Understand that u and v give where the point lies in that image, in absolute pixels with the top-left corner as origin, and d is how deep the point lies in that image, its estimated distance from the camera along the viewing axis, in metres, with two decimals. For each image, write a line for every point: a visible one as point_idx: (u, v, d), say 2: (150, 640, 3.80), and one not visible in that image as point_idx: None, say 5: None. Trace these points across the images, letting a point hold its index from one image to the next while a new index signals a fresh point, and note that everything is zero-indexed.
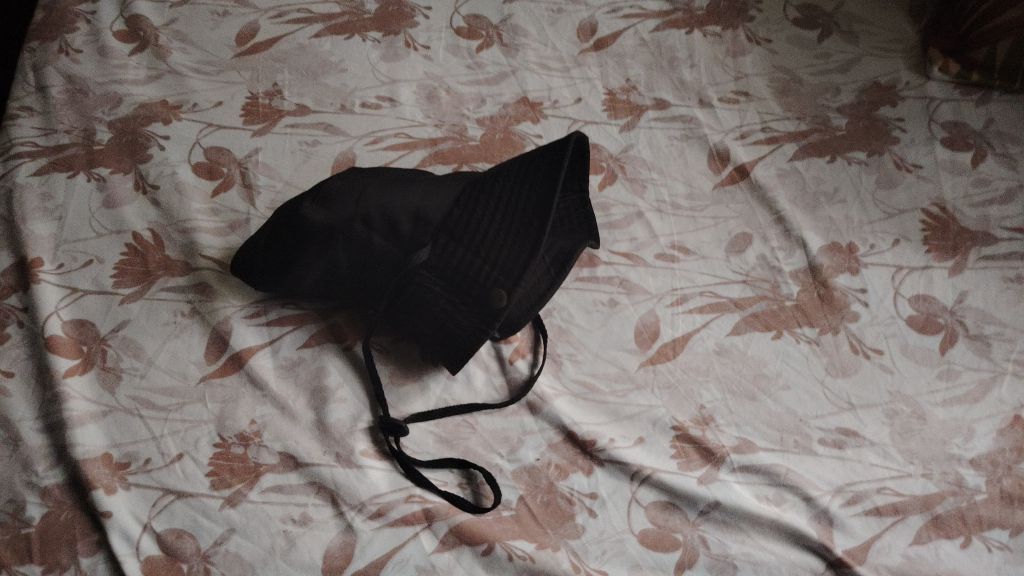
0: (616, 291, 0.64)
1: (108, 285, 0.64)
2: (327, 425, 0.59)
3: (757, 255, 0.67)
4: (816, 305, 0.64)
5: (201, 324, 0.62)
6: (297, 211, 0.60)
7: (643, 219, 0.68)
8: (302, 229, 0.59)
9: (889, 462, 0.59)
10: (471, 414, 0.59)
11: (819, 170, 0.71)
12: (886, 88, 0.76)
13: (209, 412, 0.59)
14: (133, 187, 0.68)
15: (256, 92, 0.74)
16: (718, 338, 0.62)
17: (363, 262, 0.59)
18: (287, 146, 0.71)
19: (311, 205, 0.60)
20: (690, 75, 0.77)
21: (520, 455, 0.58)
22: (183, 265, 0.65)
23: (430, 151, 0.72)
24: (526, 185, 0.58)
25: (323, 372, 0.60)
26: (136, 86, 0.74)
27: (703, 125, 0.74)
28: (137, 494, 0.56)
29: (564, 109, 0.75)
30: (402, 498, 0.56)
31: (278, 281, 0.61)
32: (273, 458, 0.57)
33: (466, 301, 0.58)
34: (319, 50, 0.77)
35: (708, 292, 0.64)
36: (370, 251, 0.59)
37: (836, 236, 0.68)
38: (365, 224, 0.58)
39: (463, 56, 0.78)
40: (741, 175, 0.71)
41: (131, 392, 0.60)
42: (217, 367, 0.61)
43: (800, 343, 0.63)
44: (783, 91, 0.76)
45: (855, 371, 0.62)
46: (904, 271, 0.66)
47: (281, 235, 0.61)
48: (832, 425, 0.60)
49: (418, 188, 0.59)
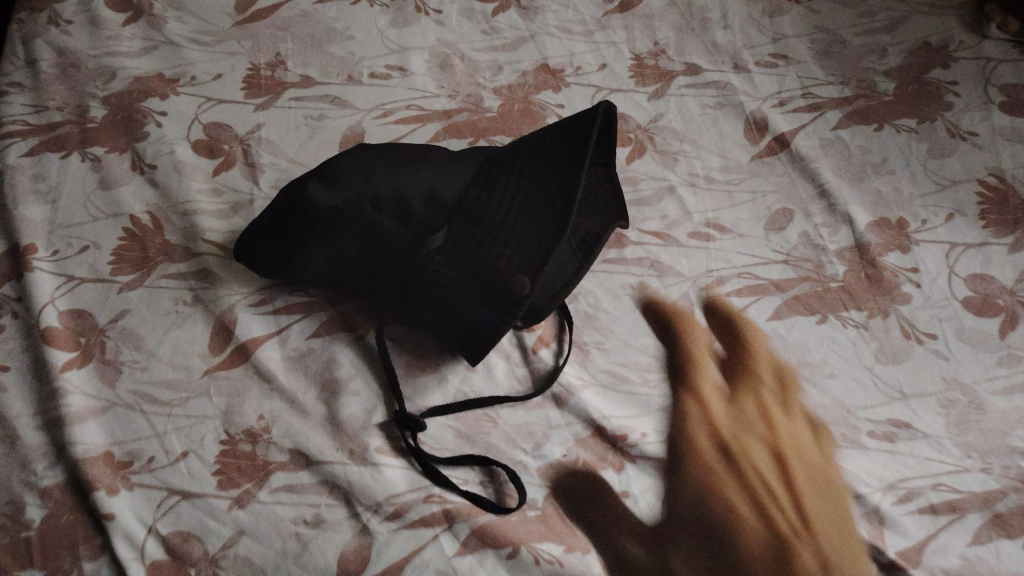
0: (646, 273, 0.60)
1: (105, 272, 0.60)
2: (339, 419, 0.55)
3: (799, 233, 0.62)
4: (863, 286, 0.59)
5: (204, 313, 0.58)
6: (301, 194, 0.56)
7: (675, 195, 0.64)
8: (307, 213, 0.56)
9: (945, 456, 0.53)
10: (492, 408, 0.55)
11: (865, 139, 0.66)
12: (938, 49, 0.70)
13: (215, 407, 0.55)
14: (130, 168, 0.64)
15: (258, 63, 0.70)
16: (757, 323, 0.58)
17: (372, 247, 0.56)
18: (291, 121, 0.67)
19: (315, 186, 0.56)
20: (723, 37, 0.72)
21: (545, 451, 0.53)
22: (184, 250, 0.61)
23: (444, 124, 0.67)
24: (546, 164, 0.55)
25: (334, 363, 0.57)
26: (130, 58, 0.70)
27: (738, 92, 0.68)
28: (140, 494, 0.51)
29: (587, 75, 0.70)
30: (420, 497, 0.51)
31: (284, 269, 0.58)
32: (283, 456, 0.53)
33: (484, 291, 0.54)
34: (324, 16, 0.73)
35: (746, 273, 0.60)
36: (382, 234, 0.55)
37: (885, 211, 0.63)
38: (375, 206, 0.55)
39: (478, 21, 0.73)
40: (780, 146, 0.66)
41: (131, 386, 0.56)
42: (222, 359, 0.57)
43: (847, 328, 0.58)
44: (825, 54, 0.71)
45: (906, 358, 0.57)
46: (958, 248, 0.61)
47: (284, 221, 0.57)
48: (883, 417, 0.55)
49: (428, 167, 0.56)
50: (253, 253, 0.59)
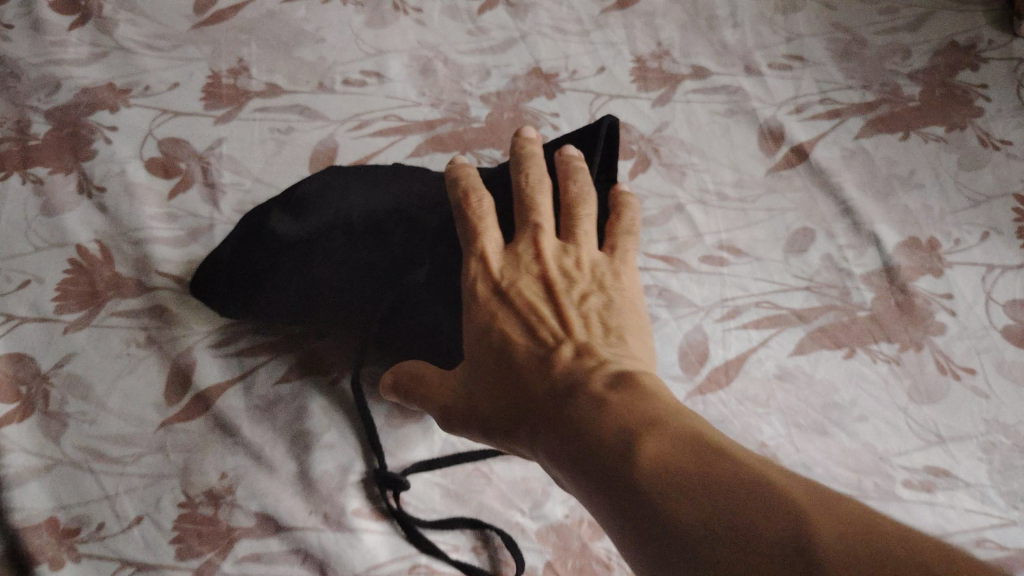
0: (655, 302, 0.53)
1: (48, 311, 0.53)
2: (312, 478, 0.48)
3: (822, 255, 0.56)
4: (894, 316, 0.54)
5: (159, 356, 0.52)
6: (264, 224, 0.49)
7: (684, 214, 0.57)
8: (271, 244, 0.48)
9: (989, 507, 0.48)
10: (484, 462, 0.49)
11: (890, 150, 0.60)
12: (966, 48, 0.65)
13: (172, 464, 0.49)
14: (76, 190, 0.57)
15: (219, 70, 0.63)
16: (779, 359, 0.52)
17: (346, 285, 0.48)
18: (256, 136, 0.60)
19: (281, 216, 0.49)
20: (732, 37, 0.66)
21: (546, 511, 0.48)
22: (136, 283, 0.54)
23: (426, 136, 0.61)
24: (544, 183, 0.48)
25: (306, 413, 0.51)
26: (77, 67, 0.62)
27: (751, 98, 0.62)
28: (89, 568, 0.46)
29: (585, 80, 0.63)
30: (404, 569, 0.46)
31: (241, 306, 0.50)
32: (249, 520, 0.47)
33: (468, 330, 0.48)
34: (292, 16, 0.66)
35: (764, 302, 0.54)
36: (358, 270, 0.48)
37: (915, 230, 0.57)
38: (351, 237, 0.48)
39: (463, 19, 0.66)
40: (799, 157, 0.60)
41: (78, 442, 0.49)
42: (180, 409, 0.50)
43: (878, 363, 0.52)
44: (844, 55, 0.65)
45: (942, 397, 0.51)
46: (996, 271, 0.55)
47: (244, 252, 0.49)
48: (920, 465, 0.49)
49: (411, 194, 0.49)
50: (207, 285, 0.51)
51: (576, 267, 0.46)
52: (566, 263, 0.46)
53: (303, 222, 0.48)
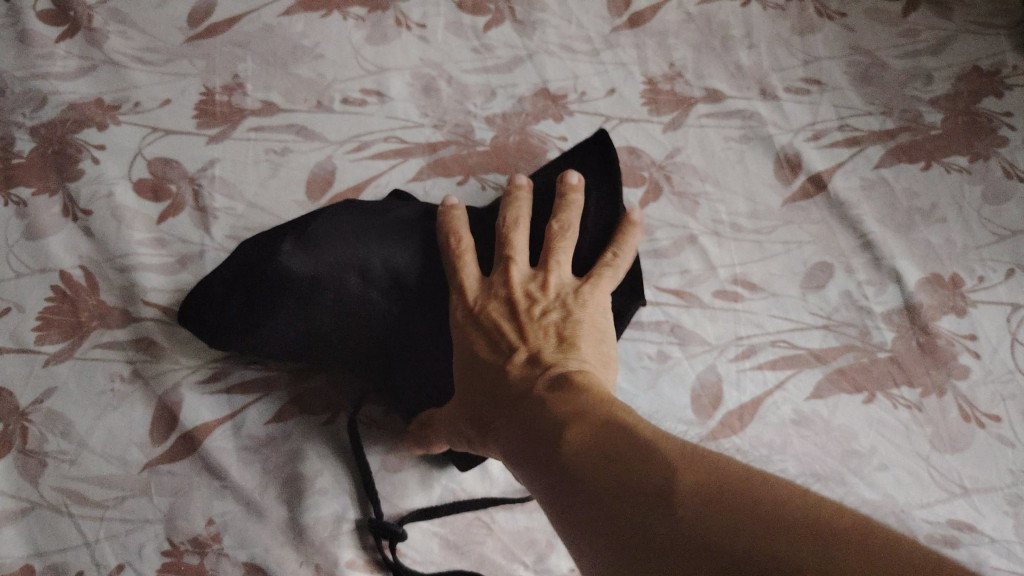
0: (665, 339, 0.51)
1: (29, 341, 0.50)
2: (304, 526, 0.47)
3: (840, 292, 0.53)
4: (915, 358, 0.51)
5: (145, 391, 0.49)
6: (269, 254, 0.44)
7: (696, 245, 0.55)
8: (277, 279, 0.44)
9: (1016, 564, 0.46)
10: (486, 511, 0.47)
11: (911, 181, 0.58)
12: (989, 74, 0.62)
13: (157, 508, 0.46)
14: (60, 212, 0.55)
15: (212, 86, 0.60)
16: (795, 402, 0.50)
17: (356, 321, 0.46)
18: (250, 157, 0.58)
19: (290, 247, 0.45)
20: (748, 58, 0.63)
21: (550, 565, 0.47)
22: (121, 313, 0.52)
23: (429, 159, 0.58)
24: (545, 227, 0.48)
25: (298, 457, 0.48)
26: (64, 81, 0.60)
27: (766, 123, 0.60)
28: None
29: (594, 102, 0.61)
30: None
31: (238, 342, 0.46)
32: (235, 571, 0.45)
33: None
34: (290, 30, 0.63)
35: (781, 341, 0.51)
36: (368, 309, 0.46)
37: (936, 266, 0.55)
38: (361, 276, 0.45)
39: (468, 36, 0.64)
40: (816, 187, 0.57)
41: (57, 484, 0.46)
42: (165, 449, 0.48)
43: (898, 409, 0.50)
44: (864, 80, 0.62)
45: (966, 445, 0.49)
46: (1021, 312, 0.53)
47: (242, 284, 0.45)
48: (942, 517, 0.47)
49: (415, 235, 0.48)
50: (195, 312, 0.47)
51: (542, 289, 0.44)
52: (531, 287, 0.44)
53: (315, 259, 0.44)
